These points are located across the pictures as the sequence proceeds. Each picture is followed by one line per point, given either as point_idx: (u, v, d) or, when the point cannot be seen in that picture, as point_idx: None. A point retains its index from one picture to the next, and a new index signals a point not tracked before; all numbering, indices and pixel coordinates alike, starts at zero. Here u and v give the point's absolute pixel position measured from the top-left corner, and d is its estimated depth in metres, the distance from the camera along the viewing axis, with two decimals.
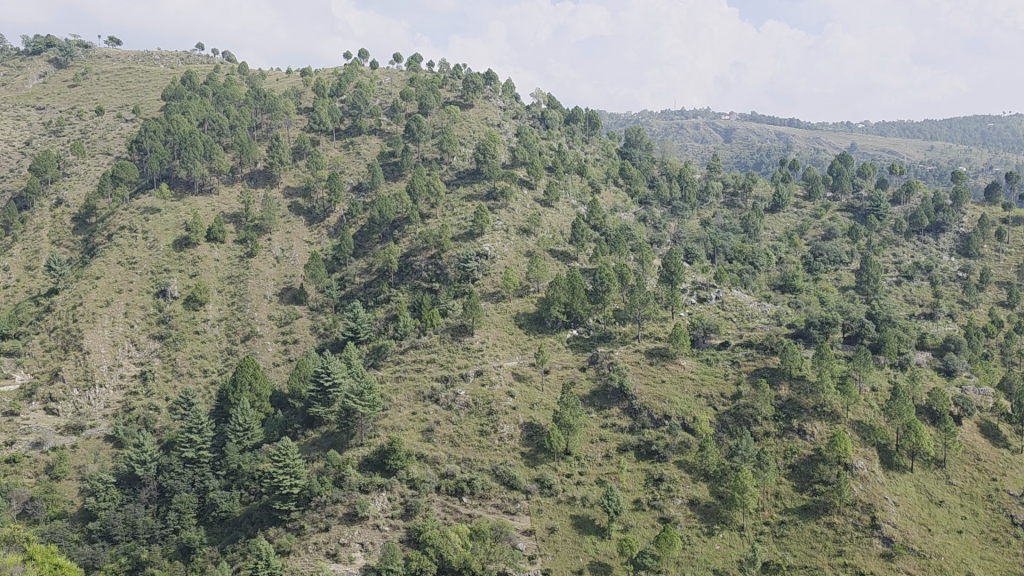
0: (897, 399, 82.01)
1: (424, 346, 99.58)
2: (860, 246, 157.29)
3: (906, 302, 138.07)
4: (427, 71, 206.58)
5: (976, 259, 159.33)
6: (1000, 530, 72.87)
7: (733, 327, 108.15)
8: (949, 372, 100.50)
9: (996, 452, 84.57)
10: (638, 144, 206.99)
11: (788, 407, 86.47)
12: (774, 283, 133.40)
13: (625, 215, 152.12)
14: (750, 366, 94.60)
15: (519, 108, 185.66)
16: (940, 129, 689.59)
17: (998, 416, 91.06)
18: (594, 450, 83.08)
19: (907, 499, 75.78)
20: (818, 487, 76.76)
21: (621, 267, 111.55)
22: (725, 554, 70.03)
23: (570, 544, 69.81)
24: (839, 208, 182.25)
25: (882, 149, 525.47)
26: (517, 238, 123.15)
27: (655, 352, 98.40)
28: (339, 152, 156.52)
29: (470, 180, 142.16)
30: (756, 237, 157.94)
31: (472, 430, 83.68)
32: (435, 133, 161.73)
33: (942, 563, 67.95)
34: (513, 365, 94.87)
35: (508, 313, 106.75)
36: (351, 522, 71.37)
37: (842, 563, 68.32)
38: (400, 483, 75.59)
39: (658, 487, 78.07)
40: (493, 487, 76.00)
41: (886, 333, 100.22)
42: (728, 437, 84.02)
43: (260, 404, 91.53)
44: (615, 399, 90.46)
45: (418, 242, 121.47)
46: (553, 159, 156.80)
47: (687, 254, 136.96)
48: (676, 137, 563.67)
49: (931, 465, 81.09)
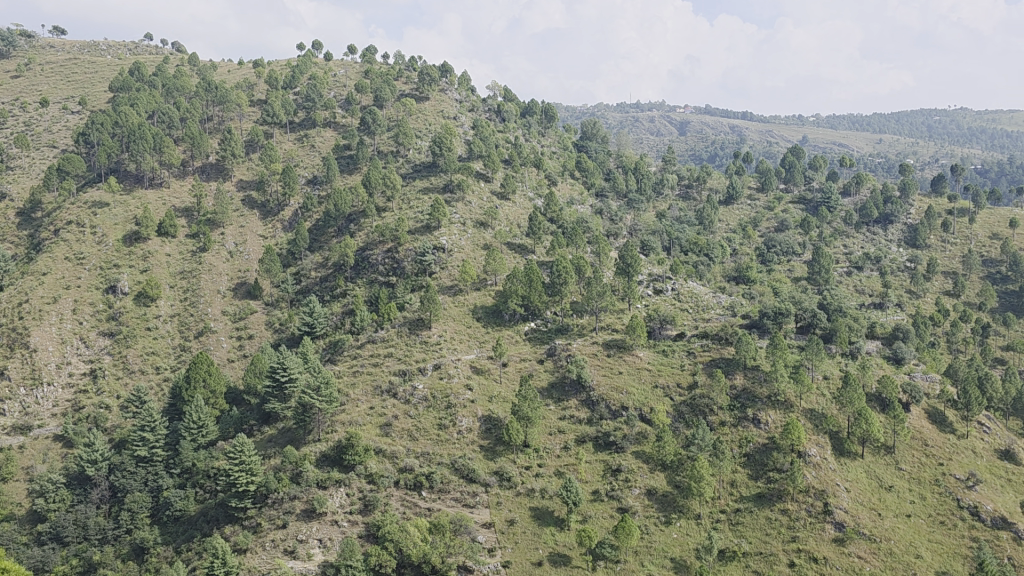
0: (848, 387, 83.87)
1: (381, 339, 96.94)
2: (812, 237, 159.59)
3: (857, 292, 140.45)
4: (382, 63, 204.22)
5: (923, 249, 162.97)
6: (947, 513, 75.19)
7: (689, 319, 108.99)
8: (898, 360, 102.92)
9: (943, 437, 87.21)
10: (594, 136, 207.20)
11: (743, 397, 87.49)
12: (729, 275, 134.82)
13: (582, 207, 151.59)
14: (705, 356, 95.46)
15: (475, 101, 184.61)
16: (888, 121, 703.73)
17: (943, 402, 93.88)
18: (553, 442, 82.35)
19: (858, 485, 77.42)
20: (772, 475, 77.70)
21: (578, 260, 111.51)
22: (682, 542, 70.38)
23: (530, 536, 68.61)
24: (791, 200, 184.72)
25: (832, 141, 534.83)
26: (474, 231, 122.26)
27: (612, 343, 98.51)
28: (293, 145, 153.95)
29: (426, 173, 140.82)
30: (711, 229, 159.34)
31: (430, 424, 81.37)
32: (391, 125, 159.97)
33: (892, 546, 69.61)
34: (471, 358, 93.47)
35: (465, 305, 105.47)
36: (309, 519, 66.79)
37: (796, 548, 69.31)
38: (358, 478, 71.83)
39: (616, 477, 77.75)
40: (453, 480, 74.03)
41: (837, 323, 101.99)
42: (684, 427, 84.30)
43: (215, 400, 88.74)
44: (573, 391, 89.63)
45: (374, 235, 120.04)
46: (510, 152, 156.18)
47: (644, 247, 137.44)
48: (632, 129, 566.59)
49: (881, 451, 82.97)
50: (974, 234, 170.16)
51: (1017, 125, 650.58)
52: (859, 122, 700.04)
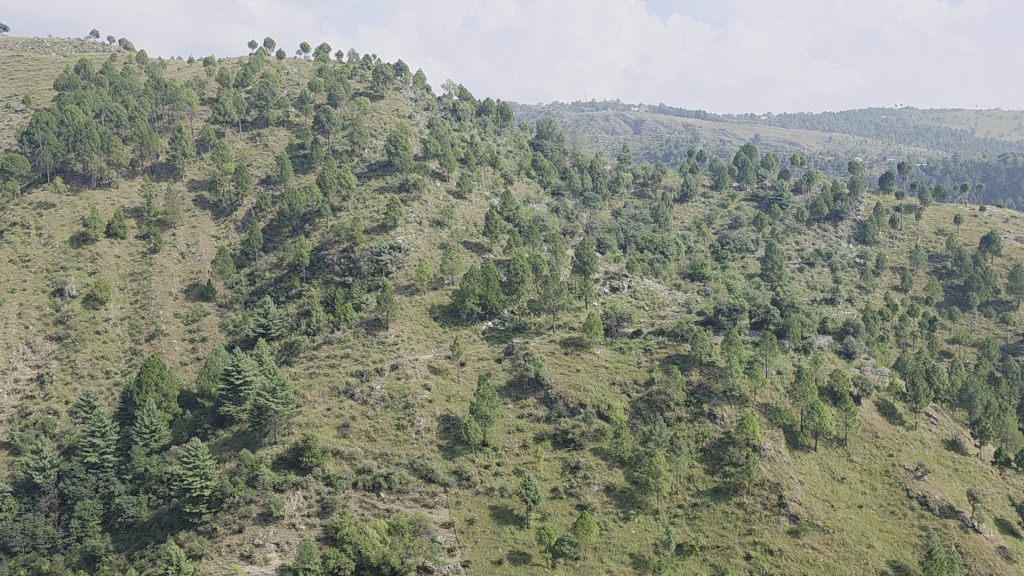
0: (801, 382, 85.35)
1: (337, 340, 96.06)
2: (765, 234, 161.89)
3: (809, 288, 142.89)
4: (336, 61, 202.29)
5: (872, 245, 166.55)
6: (897, 503, 76.97)
7: (645, 316, 109.87)
8: (849, 354, 105.00)
9: (892, 429, 89.19)
10: (549, 135, 207.62)
11: (699, 392, 88.52)
12: (684, 273, 136.35)
13: (538, 206, 151.85)
14: (661, 353, 96.40)
15: (431, 99, 183.73)
16: (837, 120, 717.53)
17: (892, 395, 96.12)
18: (512, 441, 82.32)
19: (811, 477, 78.78)
20: (728, 469, 78.72)
21: (535, 259, 111.73)
22: (641, 537, 70.90)
23: (489, 535, 68.57)
24: (744, 198, 187.25)
25: (783, 140, 543.39)
26: (430, 231, 121.79)
27: (569, 342, 98.87)
28: (246, 144, 151.66)
29: (382, 172, 139.80)
30: (666, 227, 160.76)
31: (388, 425, 80.87)
32: (346, 125, 158.52)
33: (845, 536, 71.02)
34: (429, 358, 93.11)
35: (422, 305, 104.92)
36: (265, 522, 65.87)
37: (752, 541, 70.30)
38: (316, 480, 71.13)
39: (575, 474, 78.06)
40: (411, 481, 73.64)
41: (790, 318, 103.65)
42: (642, 423, 84.95)
43: (168, 404, 87.08)
44: (531, 389, 89.76)
45: (329, 234, 118.86)
46: (466, 151, 155.70)
47: (601, 245, 138.08)
48: (587, 128, 569.40)
49: (833, 444, 84.54)
50: (921, 230, 174.37)
51: (960, 124, 668.53)
52: (809, 121, 712.65)
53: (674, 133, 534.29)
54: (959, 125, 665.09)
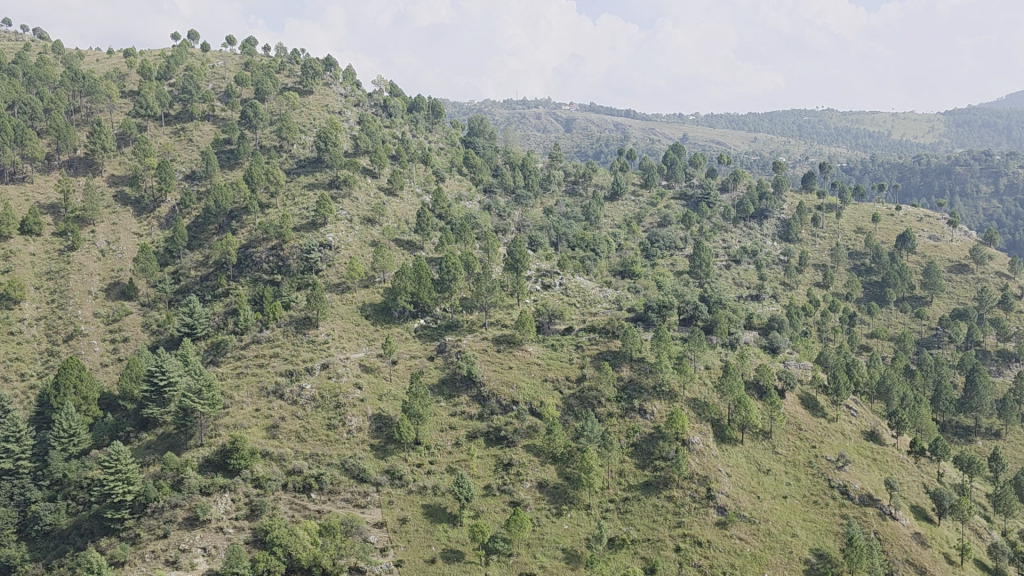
0: (728, 376, 87.33)
1: (266, 339, 94.12)
2: (693, 232, 164.76)
3: (735, 284, 145.96)
4: (263, 54, 198.13)
5: (795, 243, 171.38)
6: (820, 493, 79.46)
7: (577, 312, 110.77)
8: (774, 349, 107.88)
9: (815, 421, 91.97)
10: (481, 132, 207.28)
11: (630, 388, 89.77)
12: (615, 270, 137.85)
13: (470, 203, 151.55)
14: (592, 350, 97.42)
15: (361, 95, 181.49)
16: (761, 120, 735.23)
17: (815, 388, 99.18)
18: (445, 439, 81.97)
19: (738, 470, 80.63)
20: (658, 463, 80.03)
21: (467, 256, 111.66)
22: (573, 533, 71.54)
23: (422, 534, 68.23)
24: (673, 196, 190.47)
25: (711, 139, 554.11)
26: (361, 228, 120.44)
27: (502, 339, 99.03)
28: (169, 138, 147.37)
29: (311, 168, 137.51)
30: (597, 224, 162.25)
31: (319, 425, 79.75)
32: (273, 120, 155.41)
33: (770, 527, 73.00)
34: (360, 357, 92.02)
35: (353, 303, 103.58)
36: (192, 527, 64.06)
37: (682, 533, 71.56)
38: (244, 483, 69.70)
39: (508, 471, 78.28)
40: (343, 481, 72.83)
41: (718, 314, 105.96)
42: (574, 419, 85.64)
43: (87, 407, 84.19)
44: (464, 387, 89.51)
45: (257, 232, 116.23)
46: (397, 147, 154.18)
47: (533, 242, 138.38)
48: (519, 126, 570.44)
49: (759, 437, 86.69)
50: (841, 229, 180.19)
51: (877, 125, 692.27)
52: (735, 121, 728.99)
53: (605, 132, 539.49)
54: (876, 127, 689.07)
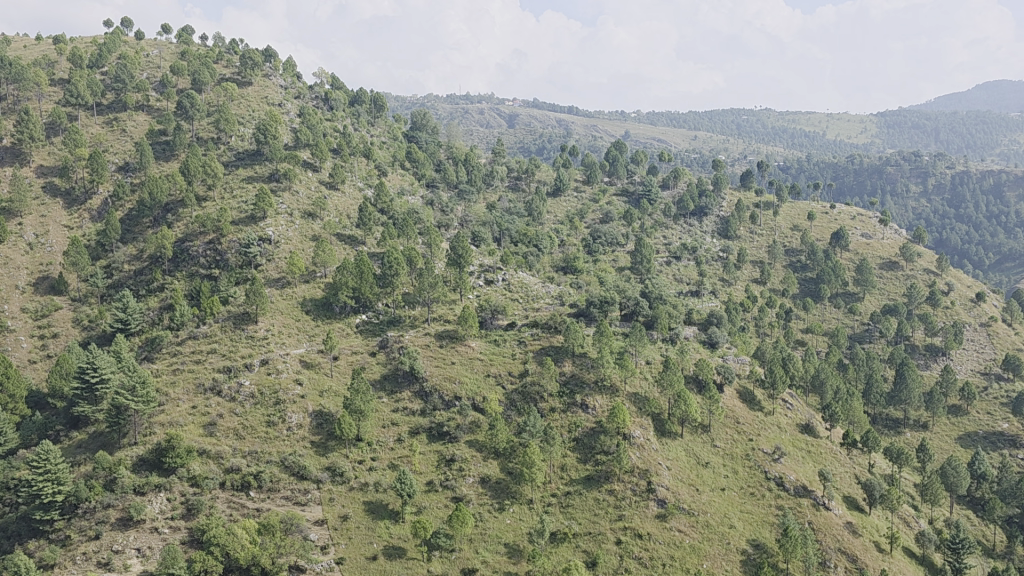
0: (668, 371, 88.69)
1: (203, 335, 92.05)
2: (634, 228, 166.48)
3: (675, 280, 147.94)
4: (200, 44, 193.50)
5: (733, 240, 174.50)
6: (756, 485, 81.22)
7: (519, 308, 110.99)
8: (712, 344, 109.81)
9: (752, 415, 93.89)
10: (424, 127, 206.03)
11: (572, 383, 90.41)
12: (557, 265, 138.42)
13: (413, 198, 150.60)
14: (535, 345, 97.80)
15: (301, 87, 178.60)
16: (701, 119, 746.80)
17: (752, 382, 101.29)
18: (387, 435, 81.35)
19: (678, 463, 81.89)
20: (600, 457, 80.79)
21: (410, 251, 111.09)
22: (515, 527, 71.76)
23: (364, 531, 67.69)
24: (615, 193, 192.16)
25: (652, 137, 560.12)
26: (302, 222, 118.77)
27: (444, 334, 98.65)
28: (101, 129, 143.00)
29: (250, 161, 134.85)
30: (540, 220, 162.72)
31: (258, 421, 78.41)
32: (211, 111, 151.88)
33: (708, 519, 74.47)
34: (300, 352, 90.72)
35: (293, 298, 101.97)
36: (125, 528, 62.35)
37: (622, 526, 72.35)
38: (180, 481, 68.15)
39: (451, 467, 78.11)
40: (283, 478, 71.75)
41: (658, 310, 107.33)
42: (516, 414, 85.84)
43: (14, 406, 81.14)
44: (406, 382, 88.84)
45: (193, 225, 113.30)
46: (338, 141, 152.22)
47: (475, 237, 137.94)
48: (462, 121, 568.56)
49: (698, 430, 88.22)
50: (777, 226, 184.22)
51: (813, 125, 709.01)
52: (676, 119, 738.70)
53: (548, 128, 541.05)
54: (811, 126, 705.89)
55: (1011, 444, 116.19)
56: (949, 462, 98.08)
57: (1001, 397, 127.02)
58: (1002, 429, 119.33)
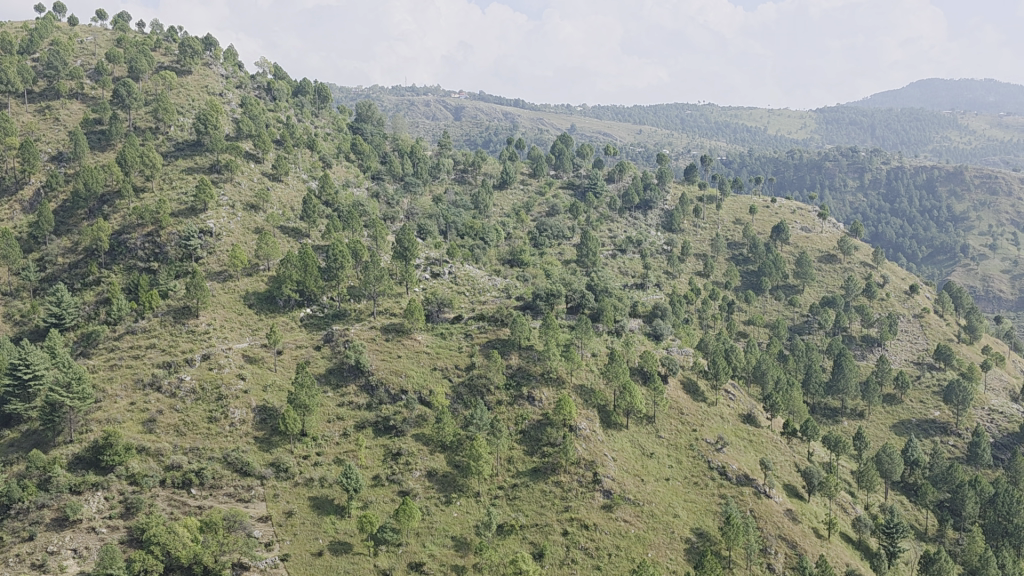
0: (614, 363, 89.54)
1: (142, 330, 89.72)
2: (580, 221, 167.47)
3: (621, 273, 149.22)
4: (137, 31, 188.41)
5: (678, 233, 176.76)
6: (700, 474, 82.66)
7: (466, 301, 110.79)
8: (657, 336, 111.29)
9: (696, 405, 95.36)
10: (370, 118, 204.00)
11: (519, 375, 90.68)
12: (504, 258, 138.43)
13: (358, 190, 149.07)
14: (482, 338, 97.82)
15: (243, 77, 175.06)
16: (646, 113, 753.81)
17: (695, 373, 102.92)
18: (332, 430, 80.47)
19: (623, 454, 82.77)
20: (546, 449, 81.18)
21: (355, 244, 110.06)
22: (462, 520, 71.76)
23: (309, 527, 66.97)
24: (561, 186, 193.08)
25: (598, 131, 563.76)
26: (244, 215, 116.66)
27: (390, 328, 97.93)
28: (33, 117, 138.19)
29: (190, 152, 131.83)
30: (486, 213, 162.44)
31: (199, 417, 76.91)
32: (149, 100, 147.98)
33: (653, 508, 75.62)
34: (243, 347, 89.16)
35: (236, 292, 100.08)
36: (61, 528, 60.57)
37: (569, 517, 72.88)
38: (118, 480, 66.51)
39: (397, 461, 77.73)
40: (225, 475, 70.52)
41: (604, 302, 108.18)
42: (463, 407, 85.76)
43: None
44: (352, 376, 87.90)
45: (131, 217, 109.99)
46: (281, 132, 149.62)
47: (421, 230, 136.84)
48: (408, 113, 564.41)
49: (643, 421, 89.35)
50: (720, 220, 187.22)
51: (754, 121, 721.42)
52: (621, 113, 744.61)
53: (494, 121, 540.46)
54: (753, 121, 718.37)
55: (942, 432, 120.32)
56: (884, 449, 101.10)
57: (933, 385, 131.25)
58: (934, 417, 123.38)
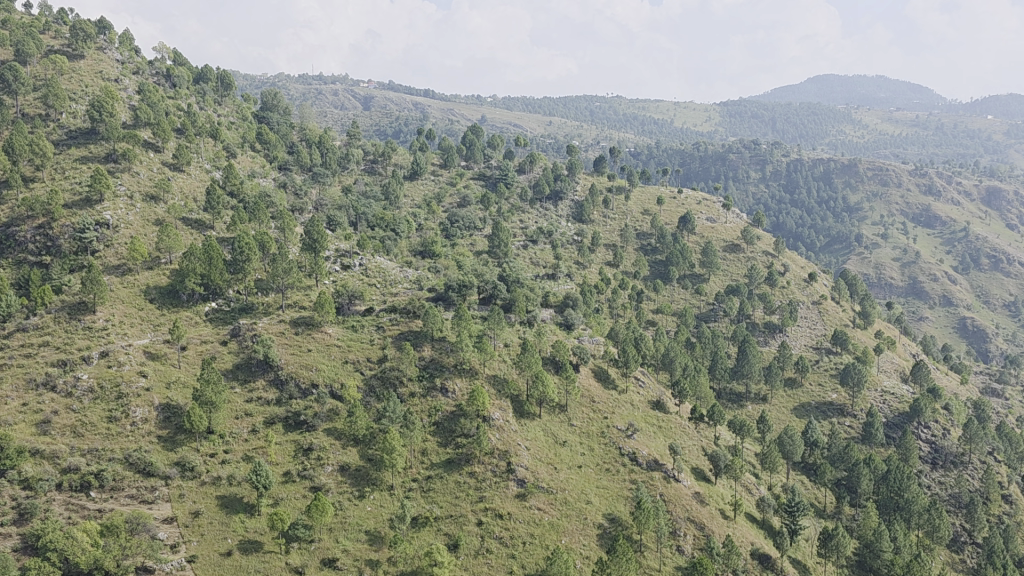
0: (526, 353, 90.08)
1: (34, 327, 84.93)
2: (492, 212, 167.73)
3: (532, 263, 150.10)
4: (24, 12, 178.31)
5: (588, 224, 179.09)
6: (612, 461, 84.19)
7: (377, 293, 109.52)
8: (569, 326, 112.73)
9: (607, 393, 96.95)
10: (276, 107, 199.09)
11: (431, 367, 90.29)
12: (415, 250, 137.41)
13: (264, 180, 145.28)
14: (394, 330, 97.01)
15: (140, 62, 167.91)
16: (556, 105, 759.55)
17: (606, 361, 104.59)
18: (240, 426, 78.35)
19: (536, 443, 83.43)
20: (460, 440, 81.15)
21: (262, 236, 107.39)
22: (376, 514, 71.18)
23: (217, 527, 65.24)
24: (472, 176, 192.93)
25: (509, 122, 565.06)
26: (143, 206, 112.31)
27: (300, 321, 95.88)
28: None
29: (84, 140, 125.30)
30: (397, 204, 160.75)
31: (98, 418, 73.73)
32: (38, 85, 140.15)
33: (566, 496, 76.71)
34: (144, 344, 85.85)
35: (136, 287, 96.16)
36: None
37: (483, 507, 73.07)
38: (10, 484, 62.85)
39: (308, 456, 76.41)
40: (127, 476, 67.90)
41: (516, 293, 108.73)
42: (375, 401, 84.88)
43: None
44: (260, 371, 85.63)
45: (20, 208, 103.13)
46: (183, 120, 144.25)
47: (331, 222, 134.09)
48: (315, 102, 553.09)
49: (556, 410, 90.41)
50: (629, 211, 190.58)
51: (661, 113, 735.95)
52: (531, 105, 747.97)
53: (404, 111, 535.32)
54: (660, 114, 732.87)
55: (839, 413, 125.73)
56: (786, 431, 105.04)
57: (830, 369, 137.06)
58: (831, 399, 128.81)
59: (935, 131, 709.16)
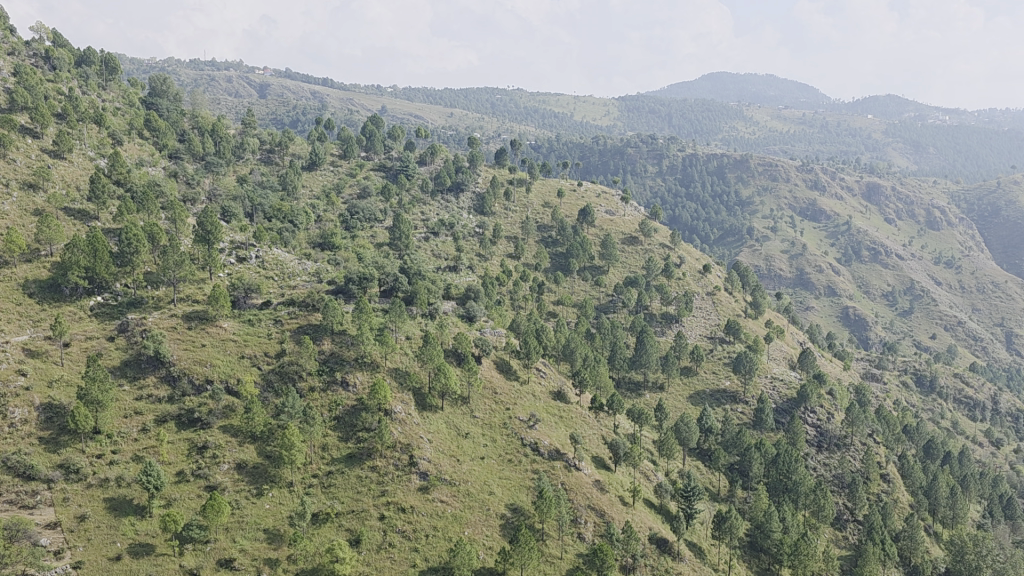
0: (428, 346, 89.70)
1: None
2: (393, 204, 166.27)
3: (434, 256, 149.47)
4: None
5: (489, 216, 179.67)
6: (514, 451, 84.87)
7: (274, 285, 106.91)
8: (470, 318, 113.05)
9: (509, 384, 97.61)
10: (165, 93, 191.24)
11: (332, 361, 88.75)
12: (314, 241, 134.52)
13: (153, 170, 139.36)
14: (292, 324, 94.90)
15: (16, 42, 157.60)
16: (456, 97, 757.88)
17: (508, 353, 105.25)
18: (129, 426, 75.12)
19: (438, 435, 83.17)
20: (361, 434, 80.17)
21: (152, 228, 102.97)
22: (275, 512, 69.68)
23: (105, 530, 62.50)
24: (372, 167, 190.56)
25: (410, 113, 560.42)
26: (20, 195, 105.95)
27: (193, 315, 92.50)
28: None
29: None
30: (295, 195, 157.15)
31: None
32: None
33: (469, 487, 76.96)
34: (23, 340, 80.96)
35: (13, 280, 90.40)
36: None
37: (385, 501, 72.47)
38: None
39: (203, 455, 73.99)
40: (5, 481, 63.86)
41: (418, 285, 108.13)
42: (274, 396, 82.94)
43: None
44: (150, 368, 82.14)
45: None
46: (63, 105, 136.40)
47: (224, 213, 129.66)
48: (208, 89, 533.80)
49: (458, 402, 90.39)
50: (530, 203, 192.23)
51: (561, 107, 743.96)
52: (432, 96, 744.21)
53: (301, 100, 524.28)
54: (560, 107, 741.04)
55: (732, 399, 130.34)
56: (682, 418, 108.16)
57: (723, 357, 141.92)
58: (724, 386, 133.46)
59: (820, 129, 742.36)
